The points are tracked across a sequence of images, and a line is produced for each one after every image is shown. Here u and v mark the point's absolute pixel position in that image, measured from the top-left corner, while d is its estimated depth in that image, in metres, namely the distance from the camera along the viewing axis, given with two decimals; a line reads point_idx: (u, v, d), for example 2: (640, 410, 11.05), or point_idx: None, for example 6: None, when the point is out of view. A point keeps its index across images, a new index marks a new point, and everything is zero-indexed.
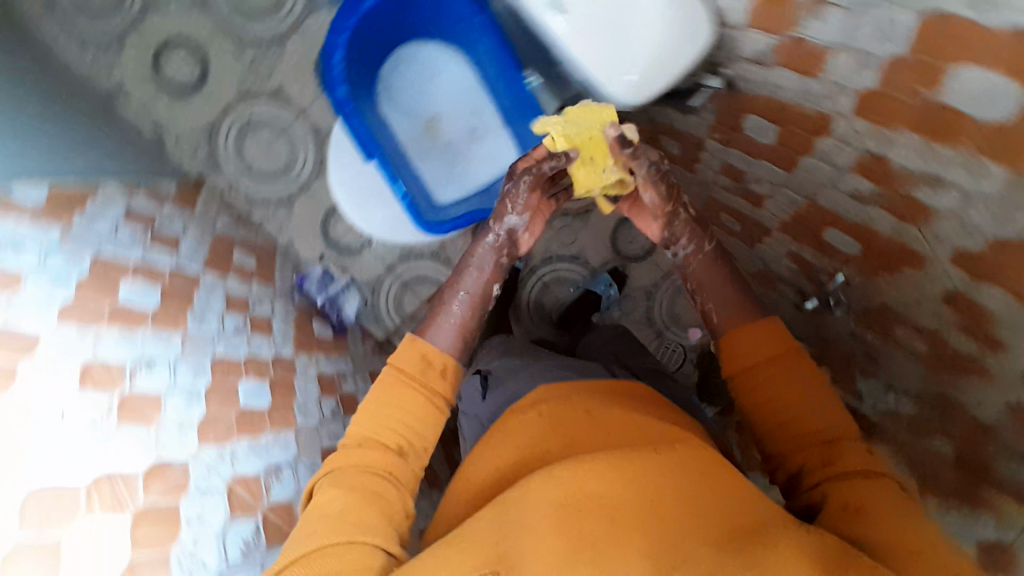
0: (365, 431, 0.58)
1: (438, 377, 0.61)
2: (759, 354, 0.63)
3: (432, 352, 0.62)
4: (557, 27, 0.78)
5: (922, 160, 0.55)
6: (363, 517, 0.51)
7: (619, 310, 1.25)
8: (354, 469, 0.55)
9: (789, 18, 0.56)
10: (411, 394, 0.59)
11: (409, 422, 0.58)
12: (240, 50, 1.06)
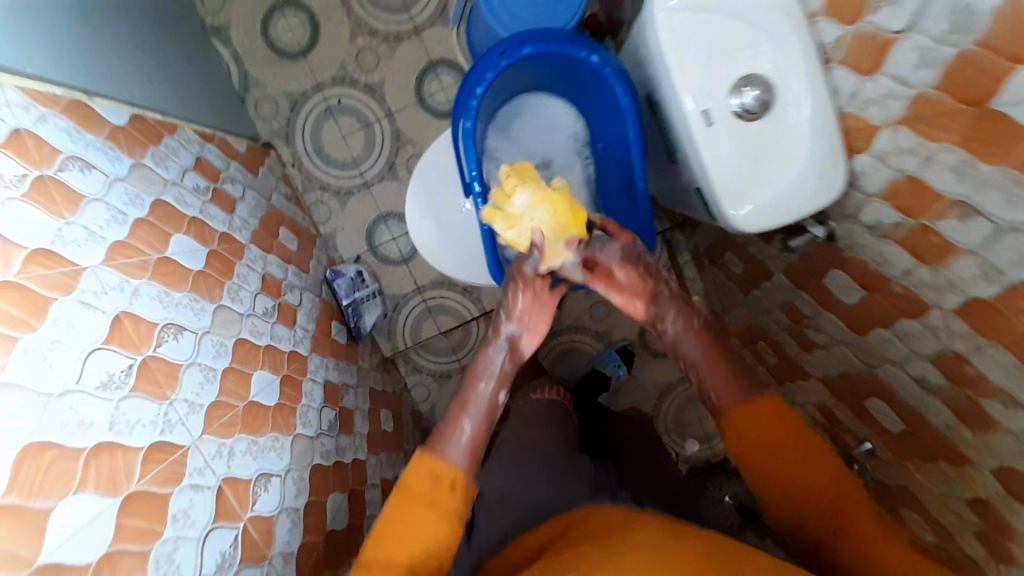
0: (369, 558, 0.55)
1: (444, 493, 0.57)
2: (759, 433, 0.60)
3: (443, 466, 0.58)
4: (695, 131, 0.65)
5: (1008, 379, 0.55)
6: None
7: (618, 399, 1.25)
8: None
9: (931, 205, 0.55)
10: (415, 510, 0.56)
11: (423, 545, 0.55)
12: (354, 35, 1.06)
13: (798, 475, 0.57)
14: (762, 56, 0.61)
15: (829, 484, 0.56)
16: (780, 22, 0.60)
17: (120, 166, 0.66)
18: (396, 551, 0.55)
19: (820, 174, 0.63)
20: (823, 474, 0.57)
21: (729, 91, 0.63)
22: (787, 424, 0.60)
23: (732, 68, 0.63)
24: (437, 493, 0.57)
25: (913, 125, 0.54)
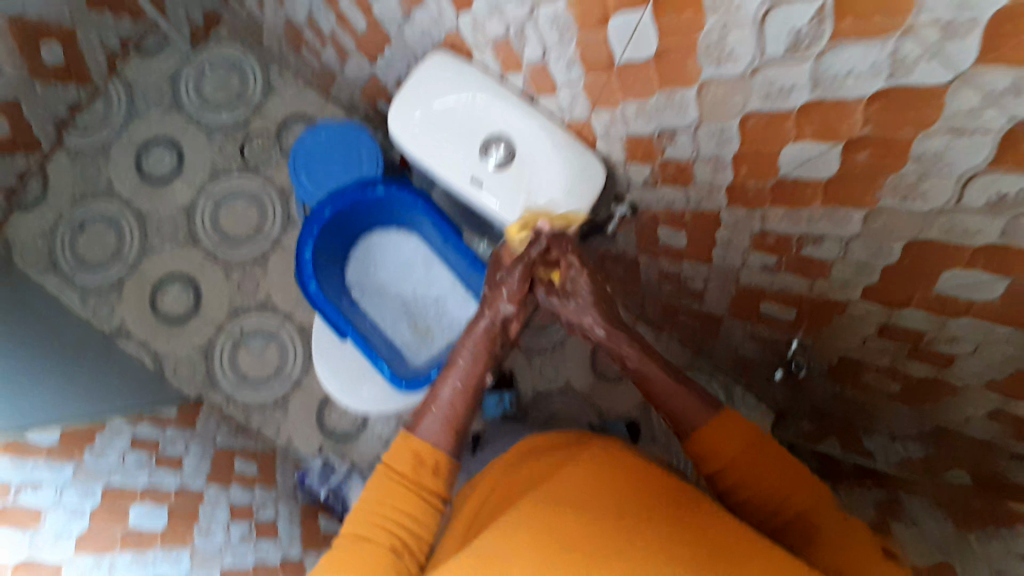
0: (352, 529, 0.61)
1: (417, 469, 0.64)
2: (724, 454, 0.62)
3: (431, 450, 0.65)
4: (479, 197, 0.78)
5: (796, 225, 0.65)
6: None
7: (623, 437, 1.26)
8: (359, 562, 0.57)
9: (654, 147, 0.69)
10: (398, 492, 0.62)
11: (393, 516, 0.61)
12: (228, 274, 1.22)
13: (786, 489, 0.60)
14: (485, 121, 0.78)
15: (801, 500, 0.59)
16: (482, 94, 0.77)
17: (64, 469, 0.74)
18: (371, 526, 0.61)
19: (582, 173, 0.76)
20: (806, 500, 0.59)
21: (479, 156, 0.77)
22: (780, 458, 0.62)
23: (473, 140, 0.78)
24: (415, 471, 0.64)
25: (600, 106, 0.69)
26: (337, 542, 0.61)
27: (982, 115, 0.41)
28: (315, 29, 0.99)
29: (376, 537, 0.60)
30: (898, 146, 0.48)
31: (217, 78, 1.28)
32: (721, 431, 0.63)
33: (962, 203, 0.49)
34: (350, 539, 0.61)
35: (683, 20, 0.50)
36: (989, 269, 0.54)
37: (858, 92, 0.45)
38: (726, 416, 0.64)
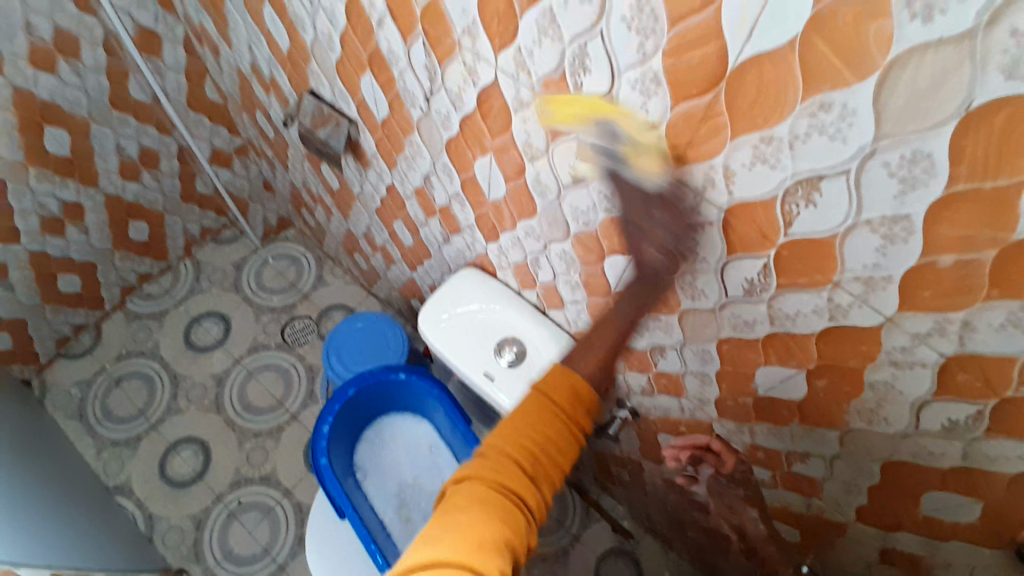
0: (489, 477, 0.56)
1: (526, 466, 0.58)
2: None
3: (584, 387, 0.65)
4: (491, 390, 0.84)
5: (780, 440, 0.70)
6: (490, 537, 0.52)
7: None
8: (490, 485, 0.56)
9: (649, 360, 0.78)
10: (549, 417, 0.61)
11: (532, 448, 0.59)
12: (240, 442, 1.26)
13: None
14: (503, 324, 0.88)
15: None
16: (502, 301, 0.89)
17: None
18: (533, 441, 0.59)
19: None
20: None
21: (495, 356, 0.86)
22: None
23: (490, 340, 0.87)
24: (523, 468, 0.58)
25: None
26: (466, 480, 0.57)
27: (915, 352, 0.49)
28: (369, 239, 1.19)
29: (498, 472, 0.57)
30: (852, 375, 0.55)
31: (277, 268, 1.48)
32: None
33: (921, 427, 0.54)
34: (486, 485, 0.56)
35: (665, 261, 0.62)
36: (963, 493, 0.57)
37: (810, 327, 0.54)
38: None
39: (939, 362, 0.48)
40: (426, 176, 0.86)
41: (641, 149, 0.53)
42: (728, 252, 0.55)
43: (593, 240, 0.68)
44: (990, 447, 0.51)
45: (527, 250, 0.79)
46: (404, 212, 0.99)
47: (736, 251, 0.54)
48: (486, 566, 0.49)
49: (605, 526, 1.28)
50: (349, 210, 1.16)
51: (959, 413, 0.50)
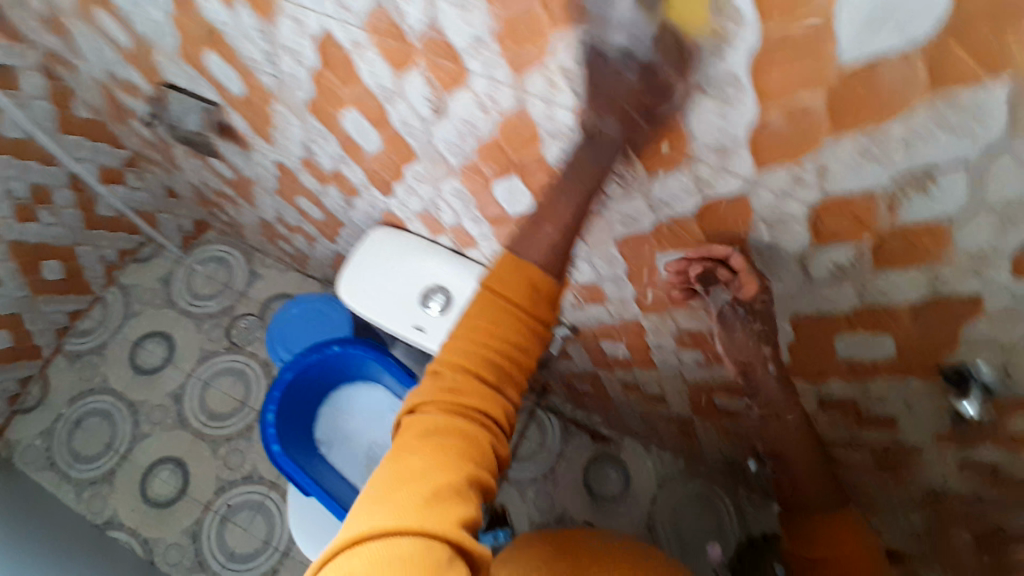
0: (445, 400, 0.53)
1: (486, 399, 0.53)
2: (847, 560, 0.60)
3: (543, 278, 0.55)
4: (428, 343, 0.85)
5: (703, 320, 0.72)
6: (448, 482, 0.48)
7: None
8: (444, 417, 0.52)
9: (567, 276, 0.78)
10: (509, 319, 0.54)
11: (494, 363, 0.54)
12: (215, 450, 1.26)
13: None
14: (423, 276, 0.87)
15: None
16: (418, 253, 0.88)
17: None
18: (490, 365, 0.54)
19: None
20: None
21: (420, 307, 0.86)
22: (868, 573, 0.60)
23: (414, 294, 0.87)
24: (483, 399, 0.53)
25: None
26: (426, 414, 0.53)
27: (783, 208, 0.49)
28: (283, 222, 1.15)
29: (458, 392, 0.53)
30: (740, 244, 0.56)
31: (207, 273, 1.43)
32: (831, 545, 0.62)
33: (812, 278, 0.56)
34: (440, 414, 0.52)
35: (544, 175, 0.61)
36: (864, 330, 0.59)
37: (689, 206, 0.54)
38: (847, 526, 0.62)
39: (806, 214, 0.49)
40: (306, 145, 0.82)
41: (481, 66, 0.51)
42: None
43: (475, 171, 0.66)
44: (879, 282, 0.52)
45: (424, 196, 0.77)
46: (301, 187, 0.95)
47: None
48: (437, 515, 0.46)
49: (586, 438, 1.33)
50: (252, 197, 1.12)
51: (838, 259, 0.52)
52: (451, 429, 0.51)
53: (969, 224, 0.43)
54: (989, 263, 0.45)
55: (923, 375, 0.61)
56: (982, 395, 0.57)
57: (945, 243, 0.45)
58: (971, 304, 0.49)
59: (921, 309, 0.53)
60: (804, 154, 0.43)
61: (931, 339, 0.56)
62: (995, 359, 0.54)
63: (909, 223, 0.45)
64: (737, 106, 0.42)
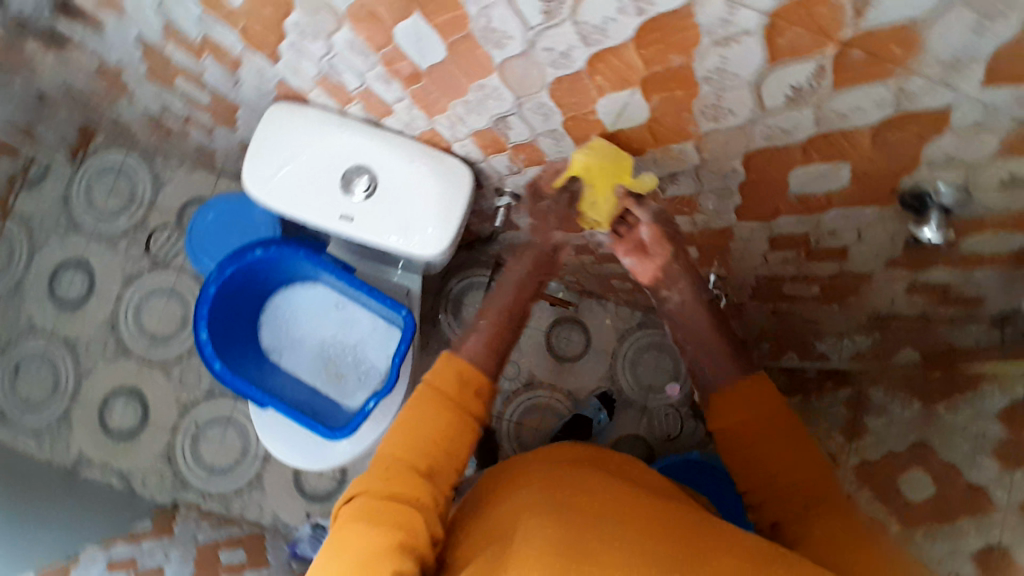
0: (380, 489, 0.60)
1: (412, 476, 0.61)
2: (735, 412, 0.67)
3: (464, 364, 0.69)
4: (358, 233, 0.77)
5: (651, 169, 0.66)
6: (386, 545, 0.55)
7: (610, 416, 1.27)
8: (376, 493, 0.60)
9: (498, 135, 0.69)
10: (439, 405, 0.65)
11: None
12: (167, 373, 1.20)
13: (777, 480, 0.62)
14: (338, 157, 0.76)
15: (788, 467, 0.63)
16: (327, 130, 0.76)
17: None
18: (422, 459, 0.63)
19: (444, 182, 0.76)
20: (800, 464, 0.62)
21: (344, 194, 0.76)
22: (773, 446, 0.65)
23: (332, 179, 0.76)
24: (410, 479, 0.61)
25: (434, 113, 0.69)
26: (359, 499, 0.60)
27: (734, 19, 0.41)
28: (170, 113, 0.98)
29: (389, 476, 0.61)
30: (684, 74, 0.48)
31: (104, 185, 1.24)
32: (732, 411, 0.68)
33: (766, 106, 0.49)
34: (377, 498, 0.59)
35: (450, 11, 0.50)
36: (820, 160, 0.55)
37: (622, 30, 0.45)
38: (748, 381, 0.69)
39: (758, 26, 0.41)
40: (161, 10, 0.66)
41: None
42: None
43: (369, 17, 0.54)
44: (838, 103, 0.46)
45: (316, 58, 0.64)
46: (175, 66, 0.79)
47: None
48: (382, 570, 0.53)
49: (545, 304, 1.31)
50: (126, 88, 0.94)
51: (792, 79, 0.45)
52: (385, 502, 0.59)
53: (941, 20, 0.36)
54: (959, 68, 0.39)
55: (877, 202, 0.58)
56: (941, 214, 0.55)
57: (912, 48, 0.39)
58: (934, 118, 0.45)
59: (880, 130, 0.48)
60: None
61: (889, 163, 0.52)
62: (953, 177, 0.51)
63: (874, 25, 0.38)
64: None
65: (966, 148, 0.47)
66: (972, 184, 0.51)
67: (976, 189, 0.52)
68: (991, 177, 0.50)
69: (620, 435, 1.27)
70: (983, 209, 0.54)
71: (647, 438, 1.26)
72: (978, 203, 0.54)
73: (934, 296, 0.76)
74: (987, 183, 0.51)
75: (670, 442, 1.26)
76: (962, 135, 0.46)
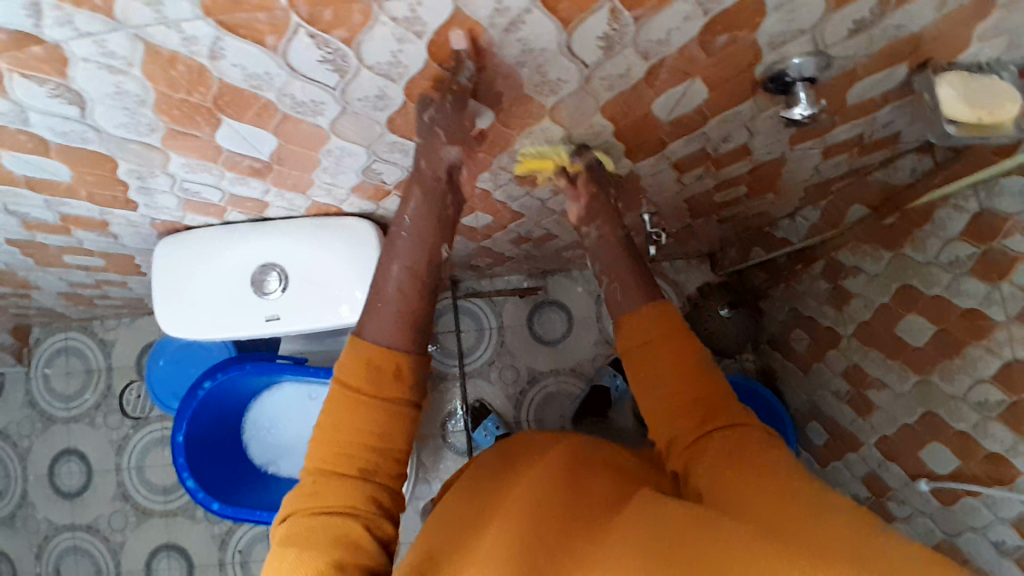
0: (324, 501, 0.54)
1: (361, 453, 0.55)
2: (645, 335, 0.64)
3: (400, 356, 0.58)
4: (291, 326, 0.76)
5: (528, 154, 0.65)
6: (332, 548, 0.50)
7: None
8: (325, 495, 0.54)
9: (378, 185, 0.68)
10: (358, 407, 0.55)
11: (365, 441, 0.55)
12: (193, 516, 1.19)
13: (686, 397, 0.61)
14: (238, 265, 0.74)
15: (682, 379, 0.61)
16: (215, 244, 0.74)
17: None
18: (355, 454, 0.55)
19: (349, 243, 0.74)
20: (701, 387, 0.61)
21: (261, 297, 0.75)
22: (688, 359, 0.62)
23: (242, 289, 0.75)
24: (360, 455, 0.55)
25: (307, 191, 0.67)
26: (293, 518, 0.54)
27: (506, 6, 0.40)
28: (79, 285, 0.97)
29: (343, 472, 0.55)
30: (499, 68, 0.47)
31: (60, 371, 1.23)
32: (637, 325, 0.65)
33: (588, 63, 0.48)
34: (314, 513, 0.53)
35: (255, 105, 0.48)
36: (676, 83, 0.53)
37: (415, 56, 0.44)
38: (660, 309, 0.65)
39: (534, 3, 0.40)
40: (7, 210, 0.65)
41: (59, 25, 0.37)
42: (264, 48, 0.42)
43: (187, 138, 0.53)
44: (652, 33, 0.45)
45: (170, 188, 0.63)
46: (56, 247, 0.79)
47: (270, 40, 0.41)
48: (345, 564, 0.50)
49: (516, 299, 1.31)
50: (27, 282, 0.93)
51: (598, 36, 0.44)
52: (342, 502, 0.53)
53: None
54: None
55: (743, 98, 0.57)
56: (807, 84, 0.54)
57: None
58: (746, 8, 0.43)
59: (704, 41, 0.47)
60: None
61: (732, 63, 0.51)
62: (799, 48, 0.50)
63: None
64: None
65: (794, 21, 0.46)
66: (823, 47, 0.50)
67: (828, 51, 0.51)
68: (835, 34, 0.49)
69: None
70: (844, 64, 0.54)
71: None
72: (836, 61, 0.53)
73: (849, 151, 0.76)
74: (834, 41, 0.50)
75: None
76: (781, 10, 0.44)
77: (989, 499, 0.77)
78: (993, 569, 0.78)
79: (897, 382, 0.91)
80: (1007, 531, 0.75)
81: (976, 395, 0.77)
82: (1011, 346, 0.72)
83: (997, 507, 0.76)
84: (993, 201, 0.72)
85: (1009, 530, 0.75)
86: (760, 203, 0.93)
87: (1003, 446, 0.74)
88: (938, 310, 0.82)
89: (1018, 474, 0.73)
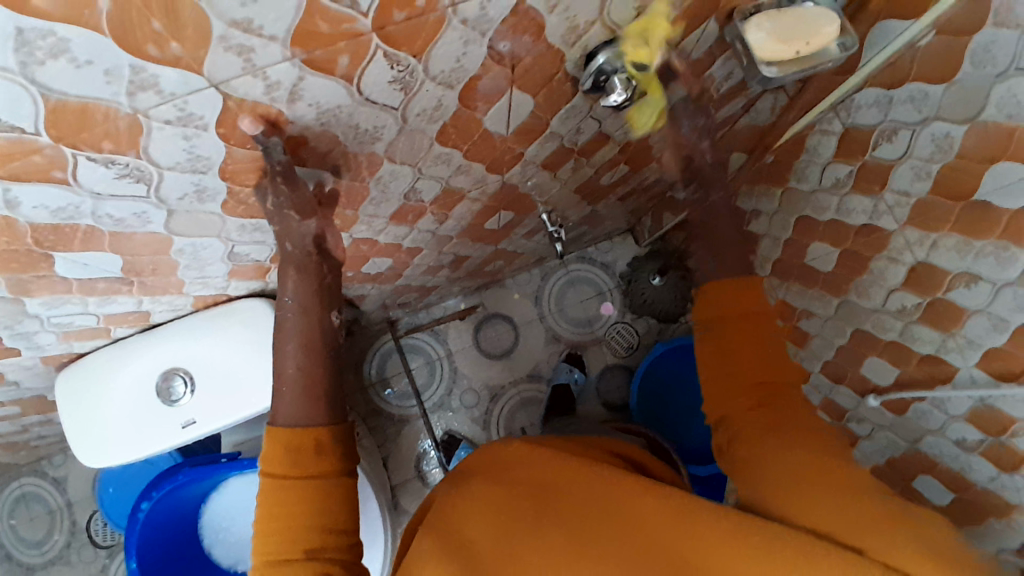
0: None
1: (304, 533, 0.53)
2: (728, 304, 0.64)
3: (320, 431, 0.56)
4: (210, 426, 0.74)
5: (389, 197, 0.65)
6: None
7: (584, 369, 1.29)
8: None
9: (255, 265, 0.67)
10: (292, 491, 0.54)
11: (313, 523, 0.54)
12: None
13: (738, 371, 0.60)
14: (139, 379, 0.73)
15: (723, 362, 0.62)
16: (111, 365, 0.72)
17: None
18: (301, 536, 0.53)
19: (246, 327, 0.73)
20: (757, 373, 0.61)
21: (170, 405, 0.73)
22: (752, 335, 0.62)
23: (149, 402, 0.73)
24: (302, 535, 0.53)
25: (183, 290, 0.66)
26: None
27: (275, 80, 0.39)
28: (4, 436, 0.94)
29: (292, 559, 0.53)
30: (309, 133, 0.47)
31: (21, 520, 1.18)
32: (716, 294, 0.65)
33: (396, 105, 0.48)
34: None
35: (79, 232, 0.48)
36: (499, 97, 0.53)
37: (213, 147, 0.44)
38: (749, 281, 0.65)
39: (302, 70, 0.39)
40: None
41: None
42: (55, 183, 0.41)
43: (27, 279, 0.52)
44: (442, 64, 0.45)
45: (42, 325, 0.61)
46: None
47: (57, 175, 0.40)
48: None
49: (458, 323, 1.30)
50: None
51: (389, 81, 0.44)
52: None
53: None
54: None
55: (570, 94, 0.58)
56: (622, 73, 0.55)
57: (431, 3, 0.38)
58: (524, 19, 0.44)
59: (501, 56, 0.47)
60: (217, 33, 0.34)
61: (539, 67, 0.51)
62: (598, 36, 0.50)
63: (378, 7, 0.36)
64: (41, 53, 0.31)
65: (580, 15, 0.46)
66: (622, 29, 0.51)
67: (628, 31, 0.52)
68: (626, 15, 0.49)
69: (600, 378, 1.29)
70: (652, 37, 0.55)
71: (619, 362, 1.30)
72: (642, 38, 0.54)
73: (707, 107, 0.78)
74: (629, 22, 0.50)
75: (636, 349, 1.30)
76: (559, 10, 0.45)
77: (936, 400, 0.79)
78: (960, 461, 0.79)
79: (822, 308, 0.93)
80: (957, 424, 0.77)
81: (894, 304, 0.79)
82: (909, 250, 0.73)
83: (945, 406, 0.77)
84: (853, 117, 0.75)
85: (959, 423, 0.76)
86: (649, 174, 0.95)
87: (928, 347, 0.76)
88: (836, 232, 0.84)
89: (952, 370, 0.74)
